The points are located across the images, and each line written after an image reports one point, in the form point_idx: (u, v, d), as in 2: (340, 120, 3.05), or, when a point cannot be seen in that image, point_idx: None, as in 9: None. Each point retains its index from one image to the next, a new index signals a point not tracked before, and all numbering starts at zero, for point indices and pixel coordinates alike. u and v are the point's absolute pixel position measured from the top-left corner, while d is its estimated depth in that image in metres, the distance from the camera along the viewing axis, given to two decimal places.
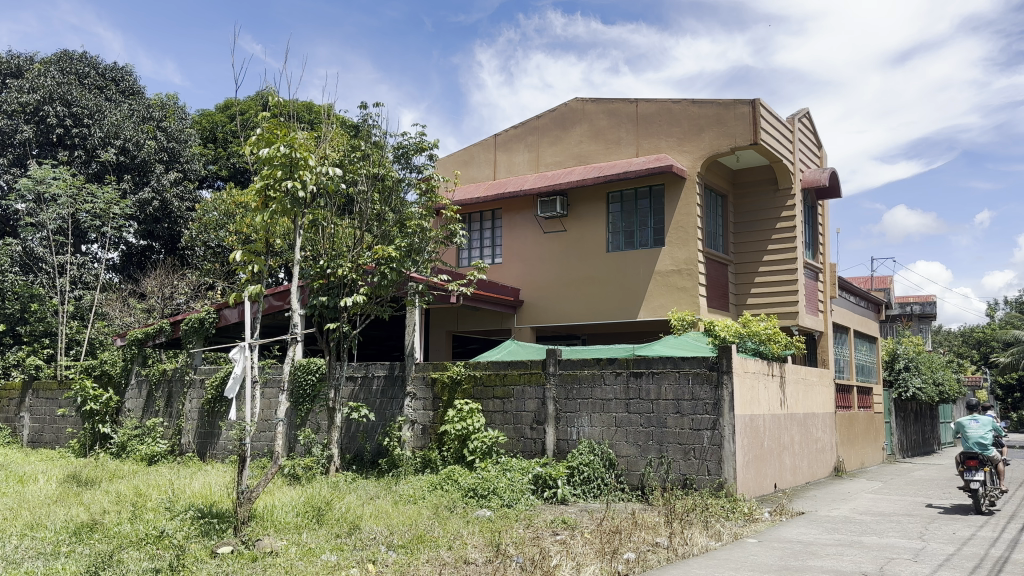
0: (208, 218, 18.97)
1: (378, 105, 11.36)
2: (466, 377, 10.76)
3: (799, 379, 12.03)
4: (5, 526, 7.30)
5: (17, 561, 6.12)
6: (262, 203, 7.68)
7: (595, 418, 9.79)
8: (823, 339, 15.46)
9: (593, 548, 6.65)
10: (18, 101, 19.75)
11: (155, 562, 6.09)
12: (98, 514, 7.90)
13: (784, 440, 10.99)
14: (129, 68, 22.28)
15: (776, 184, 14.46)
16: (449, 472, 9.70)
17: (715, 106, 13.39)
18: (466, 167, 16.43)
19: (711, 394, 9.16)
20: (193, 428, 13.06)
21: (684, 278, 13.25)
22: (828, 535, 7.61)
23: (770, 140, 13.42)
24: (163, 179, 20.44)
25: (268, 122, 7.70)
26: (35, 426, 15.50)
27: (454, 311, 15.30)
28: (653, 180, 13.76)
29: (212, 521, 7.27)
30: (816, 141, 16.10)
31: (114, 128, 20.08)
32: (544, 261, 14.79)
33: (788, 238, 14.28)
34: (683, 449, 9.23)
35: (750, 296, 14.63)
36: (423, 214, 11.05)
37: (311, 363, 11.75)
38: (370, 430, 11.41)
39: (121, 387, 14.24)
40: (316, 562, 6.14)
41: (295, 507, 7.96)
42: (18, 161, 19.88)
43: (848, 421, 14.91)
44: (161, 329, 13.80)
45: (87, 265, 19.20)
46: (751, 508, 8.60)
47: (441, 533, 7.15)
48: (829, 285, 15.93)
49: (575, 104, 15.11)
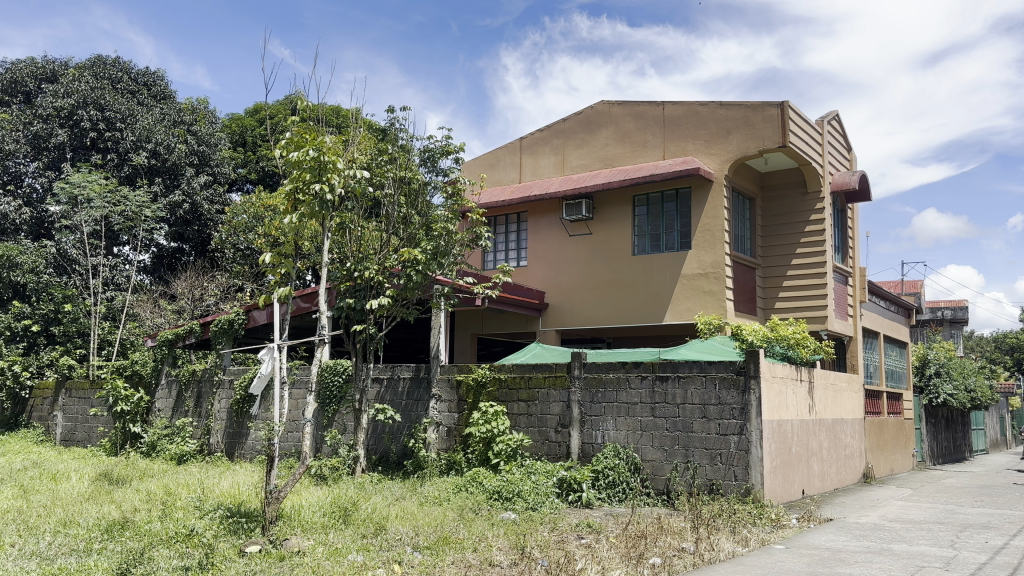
0: (237, 221, 19.21)
1: (405, 109, 11.29)
2: (491, 380, 10.80)
3: (828, 385, 11.91)
4: (38, 523, 7.43)
5: (51, 557, 6.23)
6: (291, 207, 7.80)
7: (620, 422, 9.76)
8: (852, 345, 15.31)
9: (618, 552, 6.63)
10: (53, 105, 20.02)
11: (184, 560, 6.17)
12: (129, 512, 8.01)
13: (812, 446, 10.89)
14: (161, 73, 22.66)
15: (804, 187, 14.35)
16: (474, 474, 9.73)
17: (743, 108, 13.31)
18: (491, 170, 16.50)
19: (738, 399, 9.10)
20: (222, 427, 13.21)
21: (711, 281, 13.16)
22: (857, 542, 7.52)
23: (798, 143, 13.32)
24: (193, 182, 20.83)
25: (297, 126, 7.78)
26: (68, 425, 15.75)
27: (479, 314, 15.37)
28: (680, 183, 13.68)
29: (241, 520, 7.34)
30: (846, 144, 15.96)
31: (146, 132, 20.38)
32: (570, 264, 14.77)
33: (817, 242, 14.16)
34: (709, 454, 9.17)
35: (778, 300, 14.50)
36: (449, 217, 11.08)
37: (337, 364, 11.83)
38: (396, 431, 11.45)
39: (151, 388, 14.43)
40: (343, 562, 6.19)
41: (322, 507, 8.02)
42: (53, 165, 20.18)
43: (878, 427, 14.72)
44: (191, 329, 13.97)
45: (118, 267, 19.57)
46: (778, 514, 8.51)
47: (466, 535, 7.18)
48: (859, 290, 15.79)
49: (601, 107, 15.09)
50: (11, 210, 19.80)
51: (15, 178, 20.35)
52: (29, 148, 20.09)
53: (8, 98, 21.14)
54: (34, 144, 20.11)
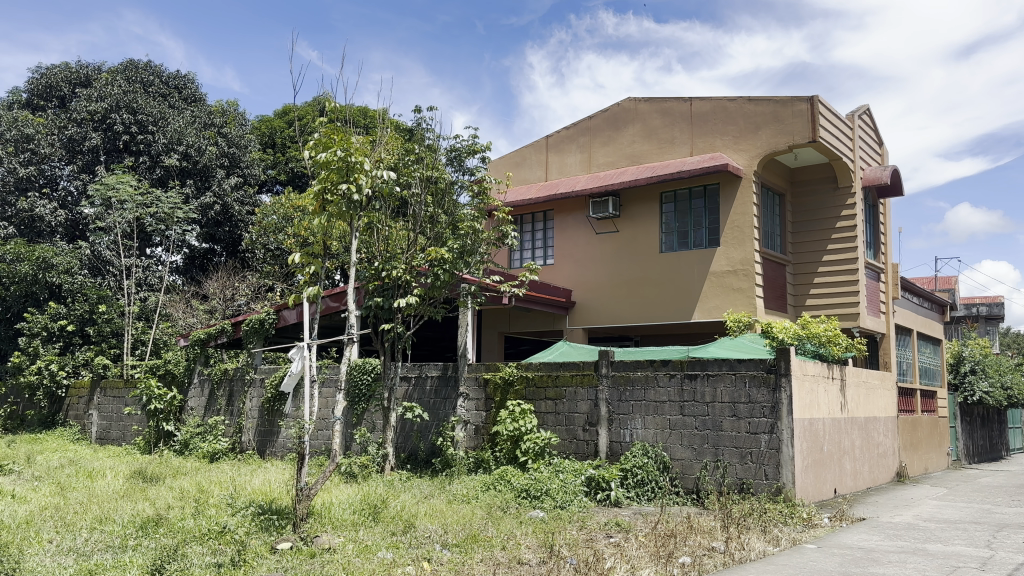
0: (268, 222, 19.40)
1: (432, 109, 11.33)
2: (519, 378, 10.81)
3: (860, 382, 11.76)
4: (74, 520, 7.58)
5: (87, 553, 6.34)
6: (320, 207, 7.84)
7: (649, 421, 9.72)
8: (885, 342, 15.09)
9: (647, 551, 6.60)
10: (87, 109, 20.32)
11: (217, 557, 6.24)
12: (163, 509, 8.14)
13: (844, 445, 10.75)
14: (191, 76, 22.99)
15: (835, 182, 14.18)
16: (503, 473, 9.74)
17: (772, 104, 13.18)
18: (518, 168, 16.52)
19: (768, 398, 9.00)
20: (254, 425, 13.34)
21: (740, 278, 13.05)
22: (891, 542, 7.43)
23: (829, 138, 13.16)
24: (224, 183, 21.12)
25: (325, 127, 7.82)
26: (103, 424, 16.03)
27: (505, 312, 15.41)
28: (709, 180, 13.58)
29: (272, 517, 7.42)
30: (877, 138, 15.73)
31: (177, 134, 20.69)
32: (596, 263, 14.74)
33: (848, 238, 13.98)
34: (739, 453, 9.09)
35: (809, 298, 14.33)
36: (475, 216, 11.12)
37: (366, 363, 11.91)
38: (424, 429, 11.50)
39: (184, 386, 14.64)
40: (372, 559, 6.22)
41: (352, 505, 8.07)
42: (88, 168, 20.52)
43: (911, 426, 14.49)
44: (223, 329, 14.15)
45: (151, 268, 19.86)
46: (810, 513, 8.42)
47: (495, 533, 7.19)
48: (891, 286, 15.58)
49: (627, 104, 15.02)
50: (48, 213, 19.89)
51: (50, 182, 20.64)
52: (64, 151, 20.41)
53: (43, 103, 21.56)
54: (69, 148, 20.42)
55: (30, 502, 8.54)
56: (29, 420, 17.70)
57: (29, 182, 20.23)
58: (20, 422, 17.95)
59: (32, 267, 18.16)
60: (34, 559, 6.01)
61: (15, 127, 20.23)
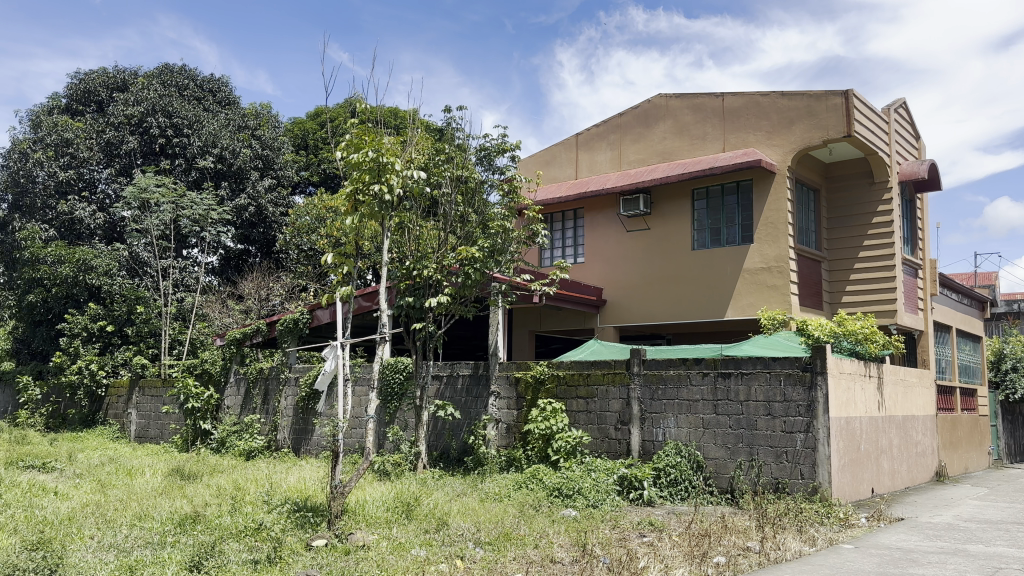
0: (301, 223, 19.58)
1: (461, 109, 11.34)
2: (550, 377, 10.81)
3: (899, 380, 11.57)
4: (115, 516, 7.72)
5: (127, 549, 6.46)
6: (352, 207, 7.89)
7: (682, 419, 9.66)
8: (923, 339, 14.83)
9: (681, 551, 6.57)
10: (124, 112, 20.75)
11: (254, 553, 6.33)
12: (200, 506, 8.29)
13: (881, 444, 10.60)
14: (225, 79, 23.31)
15: (871, 177, 13.96)
16: (534, 472, 9.72)
17: (806, 98, 13.01)
18: (548, 166, 16.53)
19: (805, 396, 8.89)
20: (289, 423, 13.47)
21: (775, 275, 12.90)
22: (931, 542, 7.31)
23: (864, 132, 12.96)
24: (258, 186, 21.41)
25: (356, 128, 7.86)
26: (141, 422, 16.32)
27: (536, 312, 15.44)
28: (742, 176, 13.45)
29: (307, 514, 7.50)
30: (913, 132, 15.47)
31: (212, 137, 21.00)
32: (628, 261, 14.67)
33: (885, 233, 13.76)
34: (775, 452, 8.99)
35: (845, 294, 14.14)
36: (506, 215, 11.14)
37: (398, 362, 11.98)
38: (456, 428, 11.55)
39: (220, 385, 14.86)
40: (406, 557, 6.26)
41: (385, 502, 8.13)
42: (125, 171, 20.91)
43: (950, 424, 14.23)
44: (258, 329, 14.36)
45: (187, 269, 20.14)
46: (847, 513, 8.30)
47: (528, 531, 7.21)
48: (929, 283, 15.31)
49: (658, 100, 14.92)
50: (87, 215, 20.14)
51: (89, 185, 20.77)
52: (102, 155, 20.69)
53: (82, 108, 21.91)
54: (107, 151, 20.79)
55: (72, 499, 8.75)
56: (71, 418, 18.13)
57: (69, 186, 20.37)
58: (62, 420, 18.39)
59: (73, 269, 18.40)
60: (77, 554, 6.14)
61: (54, 131, 20.45)
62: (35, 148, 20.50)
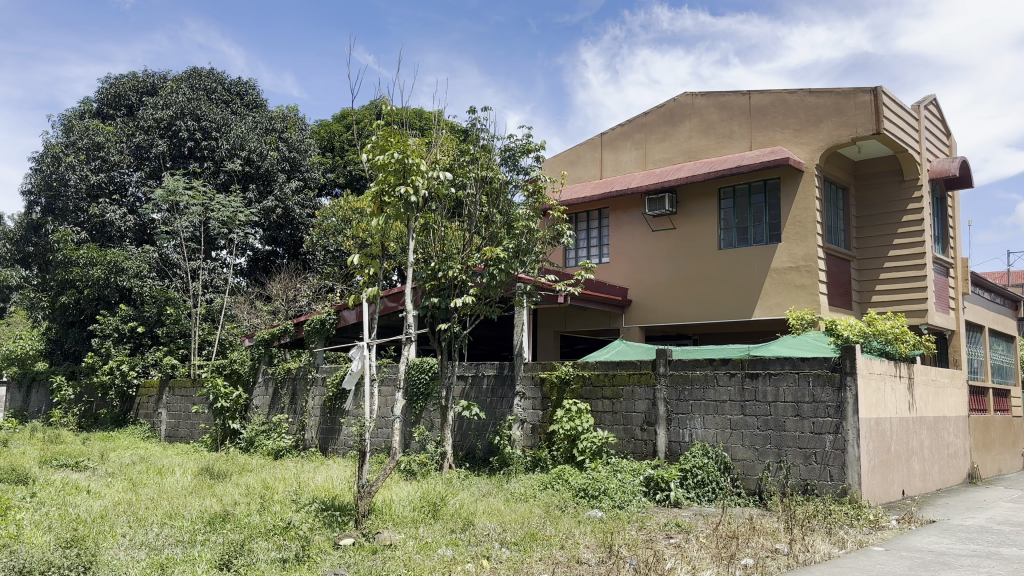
0: (327, 224, 19.74)
1: (486, 109, 11.36)
2: (575, 377, 10.80)
3: (929, 381, 11.41)
4: (147, 515, 7.84)
5: (159, 547, 6.55)
6: (377, 209, 7.92)
7: (708, 420, 9.59)
8: (955, 338, 14.62)
9: (709, 552, 6.53)
10: (153, 116, 21.05)
11: (282, 552, 6.38)
12: (230, 505, 8.36)
13: (912, 445, 10.45)
14: (252, 82, 23.58)
15: (901, 175, 13.79)
16: (560, 472, 9.71)
17: (834, 95, 12.87)
18: (573, 166, 16.52)
19: (834, 397, 8.79)
20: (316, 423, 13.58)
21: (803, 275, 12.77)
22: (963, 545, 7.20)
23: (893, 129, 12.80)
24: (286, 188, 21.64)
25: (382, 130, 7.89)
26: (171, 422, 16.54)
27: (561, 312, 15.43)
28: (769, 174, 13.34)
29: (335, 513, 7.55)
30: (944, 129, 15.24)
31: (240, 140, 21.31)
32: (653, 261, 14.61)
33: (916, 232, 13.57)
34: (804, 453, 8.90)
35: (874, 294, 13.97)
36: (530, 215, 11.13)
37: (424, 362, 12.03)
38: (482, 428, 11.58)
39: (249, 386, 15.03)
40: (432, 556, 6.29)
41: (412, 502, 8.16)
42: (154, 174, 21.17)
43: (984, 425, 14.00)
44: (286, 329, 14.48)
45: (217, 270, 20.39)
46: (877, 515, 8.20)
47: (554, 531, 7.21)
48: (961, 282, 15.08)
49: (684, 99, 14.85)
50: (117, 218, 20.41)
51: (119, 188, 21.06)
52: (132, 158, 21.00)
53: (112, 112, 22.23)
54: (137, 155, 21.10)
55: (104, 497, 8.90)
56: (103, 418, 18.46)
57: (101, 189, 20.67)
58: (94, 420, 18.72)
59: (104, 271, 18.77)
60: (109, 552, 6.24)
61: (86, 135, 20.85)
62: (68, 152, 20.80)
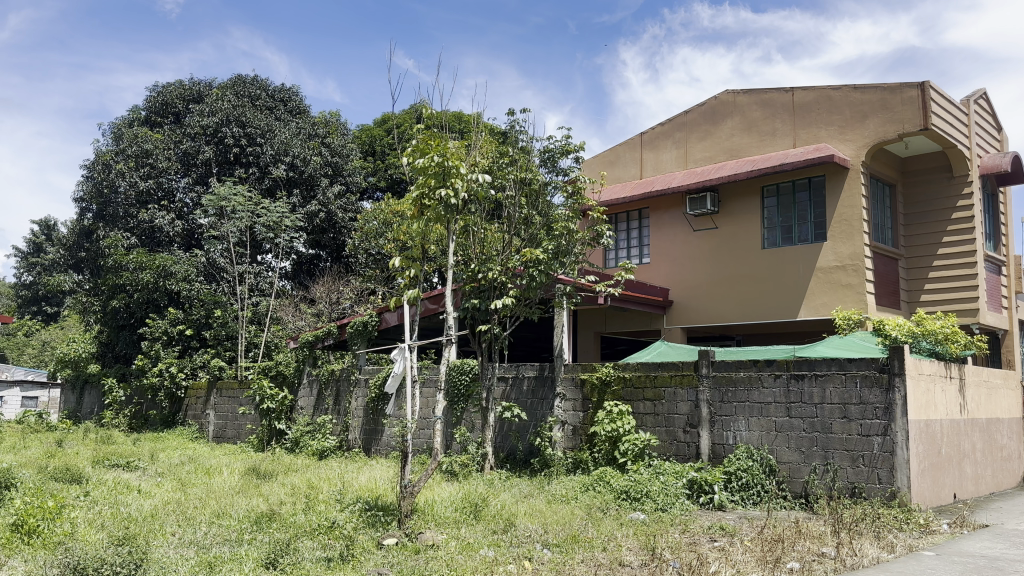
0: (369, 227, 19.90)
1: (525, 111, 11.38)
2: (616, 378, 10.74)
3: (981, 381, 11.12)
4: (195, 514, 8.00)
5: (206, 545, 6.69)
6: (418, 212, 7.99)
7: (753, 422, 9.48)
8: (1008, 338, 14.22)
9: (754, 556, 6.45)
10: (200, 123, 21.41)
11: (327, 551, 6.48)
12: (276, 505, 8.48)
13: (964, 447, 10.20)
14: (296, 89, 23.97)
15: (950, 171, 13.46)
16: (602, 473, 9.70)
17: (880, 91, 12.62)
18: (612, 167, 16.46)
19: (882, 399, 8.62)
20: (359, 424, 13.72)
21: (849, 274, 12.55)
22: (1018, 550, 6.99)
23: (942, 125, 12.51)
24: (328, 192, 21.92)
25: (422, 133, 7.91)
26: (219, 423, 16.86)
27: (602, 312, 15.39)
28: (814, 172, 13.14)
29: (378, 513, 7.63)
30: (995, 123, 14.85)
31: (284, 146, 21.65)
32: (695, 261, 14.49)
33: (965, 229, 13.25)
34: (851, 456, 8.74)
35: (923, 293, 13.67)
36: (570, 216, 11.06)
37: (464, 364, 11.98)
38: (523, 429, 11.60)
39: (294, 387, 15.21)
40: (474, 556, 6.33)
41: (454, 502, 8.22)
42: (201, 180, 21.63)
43: None
44: (330, 331, 14.89)
45: (263, 274, 20.86)
46: (928, 519, 8.02)
47: (595, 534, 7.17)
48: (1013, 280, 14.67)
49: (725, 97, 14.71)
50: (166, 224, 20.89)
51: (167, 194, 21.48)
52: (179, 165, 21.43)
53: (160, 119, 22.80)
54: (184, 161, 21.50)
55: (155, 496, 9.10)
56: (153, 418, 18.90)
57: (149, 196, 21.19)
58: (144, 421, 19.19)
59: (153, 275, 19.19)
60: (160, 550, 6.38)
61: (136, 143, 21.33)
62: (117, 160, 21.35)
